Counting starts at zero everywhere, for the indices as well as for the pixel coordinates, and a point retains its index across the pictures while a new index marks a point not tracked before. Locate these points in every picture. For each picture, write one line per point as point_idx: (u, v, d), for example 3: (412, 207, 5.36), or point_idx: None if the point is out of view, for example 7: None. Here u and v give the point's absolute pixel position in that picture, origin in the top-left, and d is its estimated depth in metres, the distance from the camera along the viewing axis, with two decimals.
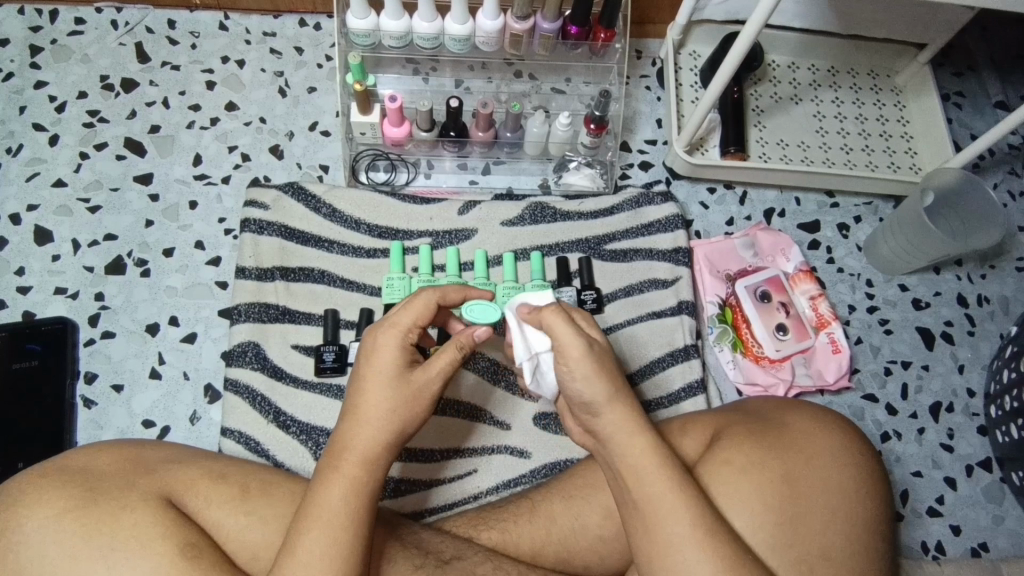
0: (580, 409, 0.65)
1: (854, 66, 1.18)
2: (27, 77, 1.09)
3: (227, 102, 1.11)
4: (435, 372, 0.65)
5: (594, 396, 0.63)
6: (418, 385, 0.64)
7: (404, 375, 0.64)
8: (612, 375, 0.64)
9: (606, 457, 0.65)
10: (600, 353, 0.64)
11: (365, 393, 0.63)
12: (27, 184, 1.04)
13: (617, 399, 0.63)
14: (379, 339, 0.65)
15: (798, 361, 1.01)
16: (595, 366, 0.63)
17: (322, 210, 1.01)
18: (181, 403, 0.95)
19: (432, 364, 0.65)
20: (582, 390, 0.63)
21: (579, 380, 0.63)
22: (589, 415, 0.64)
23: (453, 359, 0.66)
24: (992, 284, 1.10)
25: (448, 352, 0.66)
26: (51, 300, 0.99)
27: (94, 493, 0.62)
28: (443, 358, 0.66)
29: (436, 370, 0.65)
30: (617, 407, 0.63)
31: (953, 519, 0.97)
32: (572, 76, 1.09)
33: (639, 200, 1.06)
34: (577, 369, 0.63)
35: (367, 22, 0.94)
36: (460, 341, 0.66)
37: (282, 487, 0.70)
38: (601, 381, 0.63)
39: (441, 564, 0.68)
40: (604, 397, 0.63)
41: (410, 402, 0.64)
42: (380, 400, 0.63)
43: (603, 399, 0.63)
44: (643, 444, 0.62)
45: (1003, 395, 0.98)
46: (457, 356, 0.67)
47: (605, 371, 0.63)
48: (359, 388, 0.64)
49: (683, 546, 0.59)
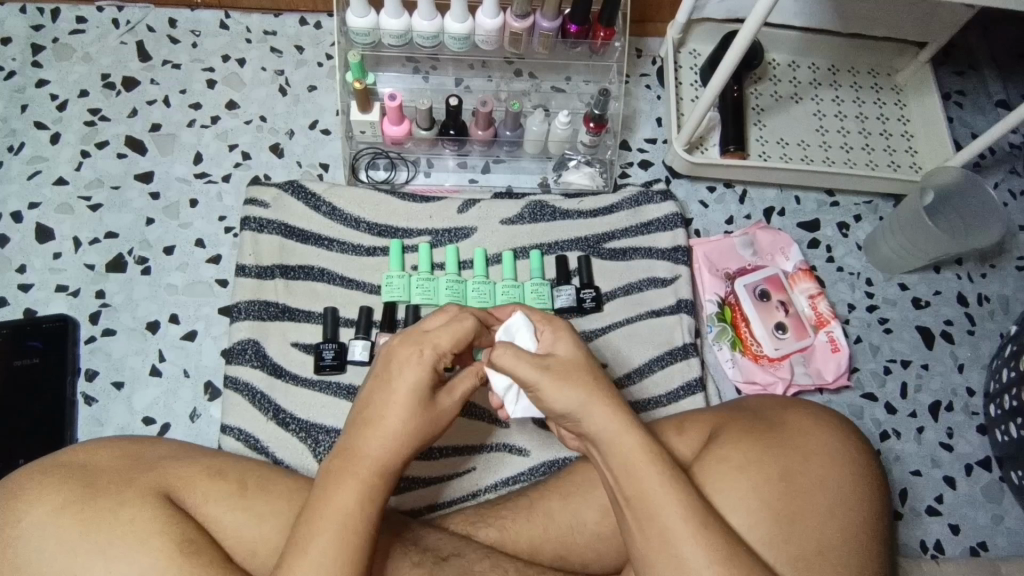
0: (562, 419, 0.66)
1: (856, 65, 1.18)
2: (30, 75, 1.10)
3: (228, 100, 1.11)
4: (459, 394, 0.68)
5: (567, 405, 0.64)
6: (439, 404, 0.66)
7: (429, 388, 0.65)
8: (584, 382, 0.64)
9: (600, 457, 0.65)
10: (562, 369, 0.65)
11: (390, 399, 0.64)
12: (28, 182, 1.04)
13: (598, 401, 0.63)
14: (410, 355, 0.65)
15: (798, 360, 1.00)
16: (560, 383, 0.64)
17: (322, 208, 1.01)
18: (181, 400, 0.95)
19: (455, 388, 0.68)
20: (553, 403, 0.64)
21: (550, 399, 0.64)
22: (573, 422, 0.65)
23: (472, 385, 0.70)
24: (992, 283, 1.10)
25: (469, 377, 0.70)
26: (53, 297, 0.99)
27: (93, 489, 0.63)
28: (462, 382, 0.69)
29: (459, 391, 0.68)
30: (598, 409, 0.63)
31: (952, 517, 0.97)
32: (572, 75, 1.09)
33: (639, 198, 1.06)
34: (544, 391, 0.64)
35: (367, 20, 0.94)
36: (479, 369, 0.70)
37: (280, 482, 0.70)
38: (572, 391, 0.63)
39: (439, 561, 0.69)
40: (578, 404, 0.63)
41: (431, 415, 0.65)
42: (402, 408, 0.63)
43: (580, 407, 0.63)
44: (633, 443, 0.62)
45: (1002, 393, 0.98)
46: (476, 382, 0.71)
47: (573, 382, 0.64)
48: (384, 396, 0.64)
49: (682, 541, 0.59)
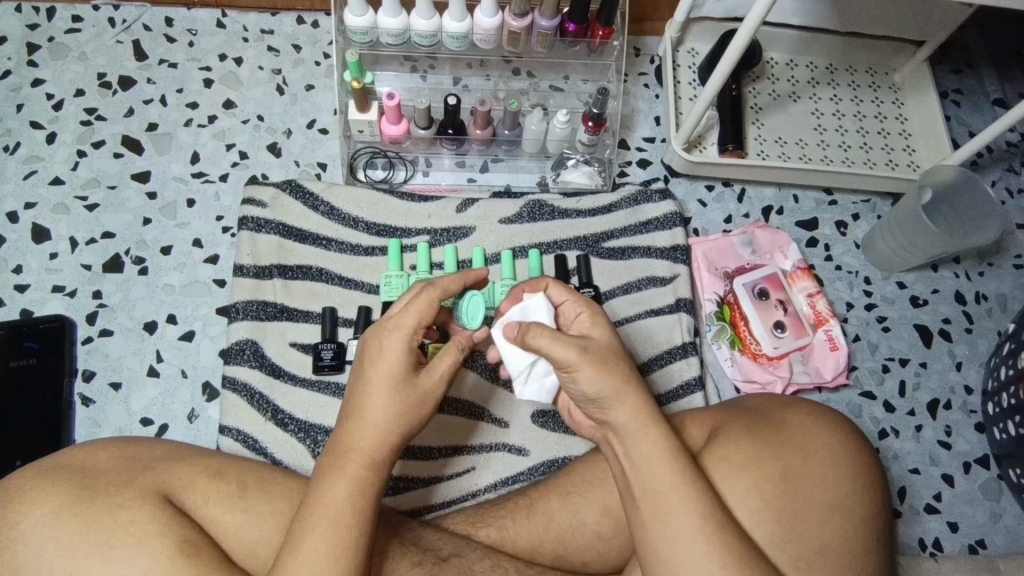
0: (587, 403, 0.66)
1: (853, 64, 1.18)
2: (25, 75, 1.09)
3: (225, 99, 1.11)
4: (439, 375, 0.66)
5: (599, 389, 0.63)
6: (422, 388, 0.65)
7: (410, 375, 0.65)
8: (618, 372, 0.64)
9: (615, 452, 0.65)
10: (599, 354, 0.64)
11: (373, 391, 0.64)
12: (24, 182, 1.04)
13: (626, 392, 0.63)
14: (384, 342, 0.65)
15: (797, 358, 1.01)
16: (595, 368, 0.63)
17: (320, 208, 1.01)
18: (179, 401, 0.95)
19: (436, 366, 0.66)
20: (584, 386, 0.64)
21: (582, 381, 0.64)
22: (598, 408, 0.65)
23: (455, 361, 0.68)
24: (990, 281, 1.11)
25: (451, 353, 0.68)
26: (49, 298, 0.99)
27: (91, 490, 0.62)
28: (444, 361, 0.67)
29: (440, 372, 0.67)
30: (626, 400, 0.63)
31: (951, 515, 0.98)
32: (570, 74, 1.09)
33: (638, 197, 1.06)
34: (577, 372, 0.64)
35: (364, 19, 0.93)
36: (460, 342, 0.68)
37: (280, 483, 0.70)
38: (606, 376, 0.63)
39: (439, 562, 0.68)
40: (611, 390, 0.63)
41: (414, 403, 0.64)
42: (385, 399, 0.63)
43: (610, 395, 0.63)
44: (657, 436, 0.62)
45: (1001, 392, 0.98)
46: (460, 356, 0.68)
47: (609, 368, 0.64)
48: (369, 387, 0.64)
49: (687, 539, 0.59)
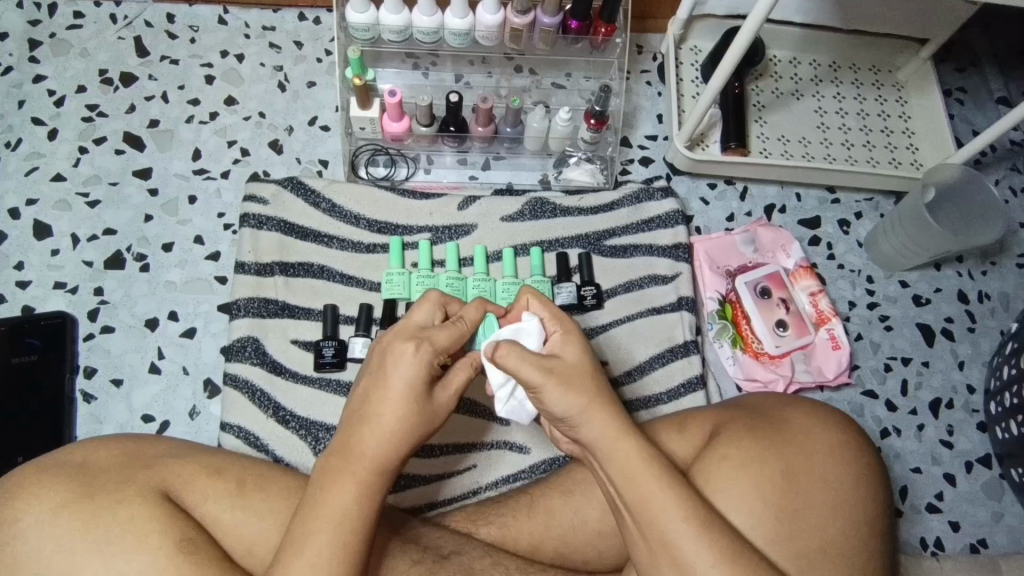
0: (560, 422, 0.66)
1: (857, 62, 1.17)
2: (26, 71, 1.09)
3: (227, 96, 1.10)
4: (454, 386, 0.67)
5: (568, 409, 0.63)
6: (437, 398, 0.66)
7: (427, 385, 0.65)
8: (587, 387, 0.64)
9: (597, 465, 0.65)
10: (567, 371, 0.64)
11: (390, 397, 0.63)
12: (26, 179, 1.04)
13: (597, 408, 0.63)
14: (396, 352, 0.64)
15: (798, 357, 1.00)
16: (565, 385, 0.63)
17: (321, 205, 1.01)
18: (180, 398, 0.95)
19: (452, 379, 0.67)
20: (554, 406, 0.64)
21: (551, 401, 0.63)
22: (570, 426, 0.65)
23: (468, 377, 0.69)
24: (993, 280, 1.10)
25: (464, 368, 0.69)
26: (51, 295, 0.98)
27: (92, 487, 0.62)
28: (459, 374, 0.68)
29: (456, 382, 0.67)
30: (597, 415, 0.63)
31: (952, 514, 0.97)
32: (572, 71, 1.09)
33: (640, 195, 1.05)
34: (547, 392, 0.63)
35: (366, 15, 0.93)
36: (475, 360, 0.69)
37: (279, 481, 0.70)
38: (574, 396, 0.63)
39: (440, 559, 0.68)
40: (578, 409, 0.63)
41: (427, 410, 0.64)
42: (404, 406, 0.63)
43: (580, 411, 0.63)
44: (629, 449, 0.62)
45: (1003, 391, 0.98)
46: (473, 372, 0.69)
47: (576, 386, 0.63)
48: (384, 393, 0.63)
49: (679, 542, 0.59)
